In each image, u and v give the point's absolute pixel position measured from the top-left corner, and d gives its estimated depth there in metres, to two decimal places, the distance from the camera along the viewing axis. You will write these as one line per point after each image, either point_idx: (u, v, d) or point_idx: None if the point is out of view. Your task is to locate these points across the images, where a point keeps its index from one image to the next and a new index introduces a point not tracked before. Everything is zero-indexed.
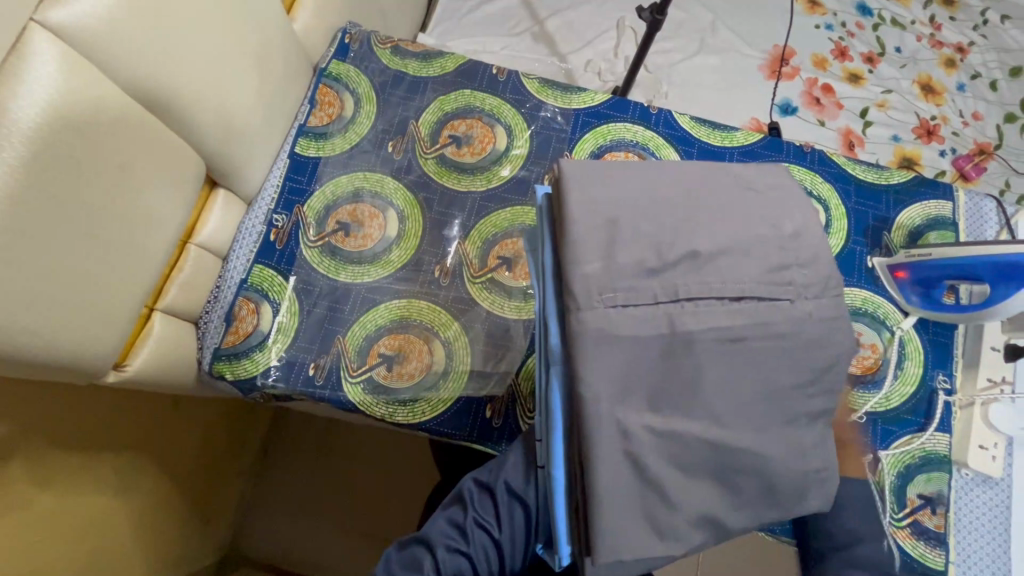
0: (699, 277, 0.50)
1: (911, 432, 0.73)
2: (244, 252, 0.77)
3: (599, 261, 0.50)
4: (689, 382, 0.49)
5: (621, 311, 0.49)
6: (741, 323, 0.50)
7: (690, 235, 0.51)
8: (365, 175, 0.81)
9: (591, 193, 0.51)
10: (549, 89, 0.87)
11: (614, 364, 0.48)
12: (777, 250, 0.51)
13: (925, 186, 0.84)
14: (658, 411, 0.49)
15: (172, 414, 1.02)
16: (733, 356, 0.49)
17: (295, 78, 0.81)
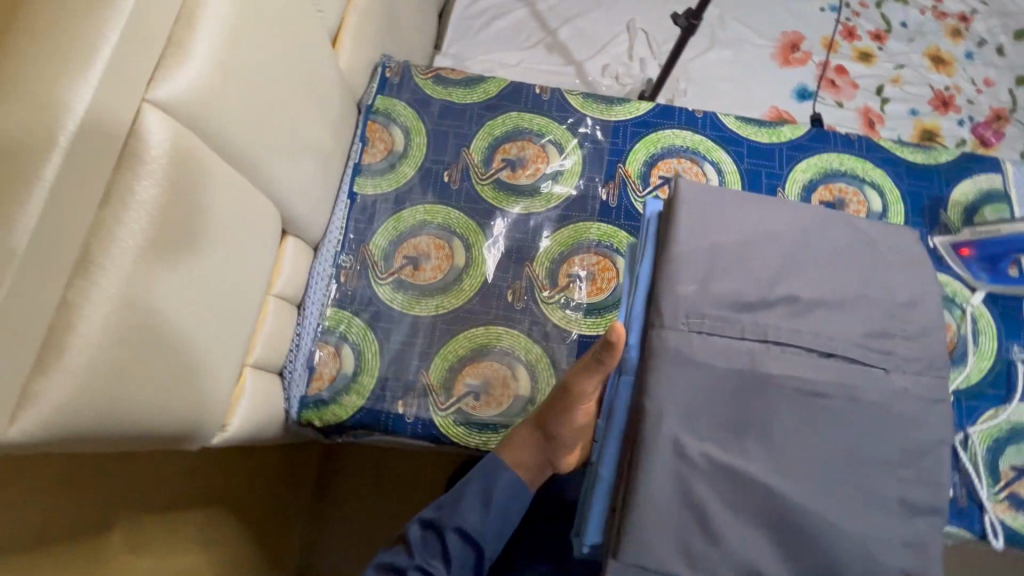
0: (785, 321, 0.55)
1: (995, 406, 0.75)
2: (318, 297, 0.78)
3: (698, 284, 0.56)
4: (758, 425, 0.51)
5: (706, 339, 0.54)
6: (824, 370, 0.53)
7: (779, 272, 0.56)
8: (426, 208, 0.82)
9: (702, 219, 0.58)
10: (593, 103, 0.87)
11: (694, 386, 0.52)
12: (881, 313, 0.55)
13: (973, 162, 0.85)
14: (724, 446, 0.51)
15: (244, 462, 1.01)
16: (808, 406, 0.52)
17: (347, 119, 0.81)
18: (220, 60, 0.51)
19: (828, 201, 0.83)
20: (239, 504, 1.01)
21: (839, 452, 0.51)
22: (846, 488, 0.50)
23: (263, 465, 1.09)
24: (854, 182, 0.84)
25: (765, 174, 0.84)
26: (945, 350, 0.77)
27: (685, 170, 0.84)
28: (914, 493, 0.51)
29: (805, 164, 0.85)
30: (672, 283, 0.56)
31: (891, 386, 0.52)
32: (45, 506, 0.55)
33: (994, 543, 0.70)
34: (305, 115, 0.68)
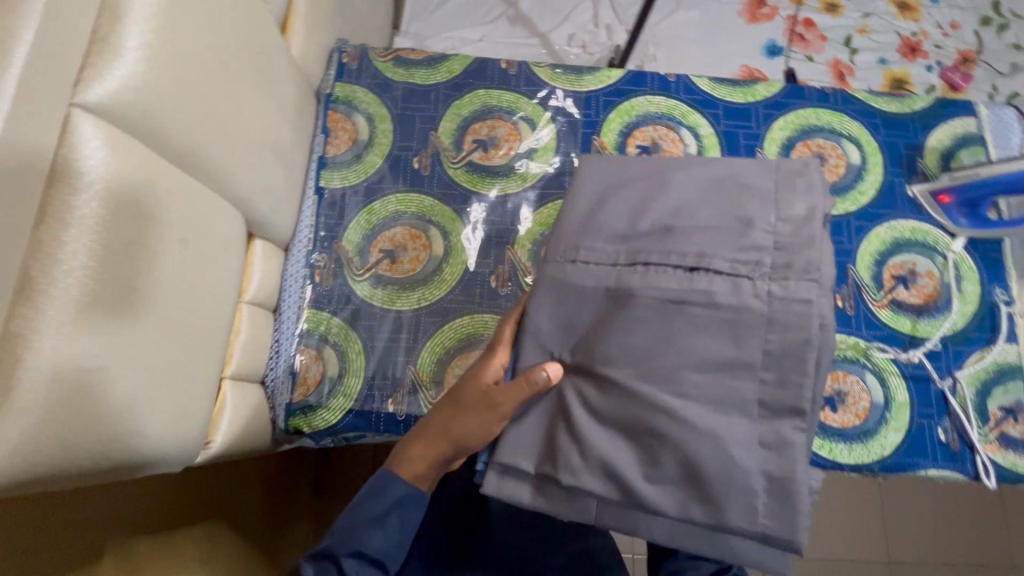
0: (660, 240, 0.48)
1: (981, 348, 0.75)
2: (294, 300, 0.74)
3: (582, 218, 0.53)
4: (614, 336, 0.47)
5: (580, 265, 0.50)
6: (686, 279, 0.46)
7: (665, 202, 0.51)
8: (398, 198, 0.79)
9: (601, 168, 0.56)
10: (562, 74, 0.84)
11: (568, 309, 0.50)
12: (767, 226, 0.47)
13: (947, 107, 0.84)
14: (585, 360, 0.49)
15: (233, 473, 0.99)
16: (667, 314, 0.46)
17: (305, 110, 0.77)
18: (155, 54, 0.47)
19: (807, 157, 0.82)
20: (235, 518, 0.99)
21: (708, 362, 0.45)
22: (720, 394, 0.45)
23: (253, 475, 1.06)
24: (831, 136, 0.83)
25: (743, 135, 0.83)
26: (930, 298, 0.77)
27: (662, 138, 0.82)
28: (781, 396, 0.44)
29: (781, 121, 0.83)
30: (559, 222, 0.54)
31: (753, 290, 0.45)
32: (22, 546, 0.52)
33: (987, 483, 0.71)
34: (258, 109, 0.63)
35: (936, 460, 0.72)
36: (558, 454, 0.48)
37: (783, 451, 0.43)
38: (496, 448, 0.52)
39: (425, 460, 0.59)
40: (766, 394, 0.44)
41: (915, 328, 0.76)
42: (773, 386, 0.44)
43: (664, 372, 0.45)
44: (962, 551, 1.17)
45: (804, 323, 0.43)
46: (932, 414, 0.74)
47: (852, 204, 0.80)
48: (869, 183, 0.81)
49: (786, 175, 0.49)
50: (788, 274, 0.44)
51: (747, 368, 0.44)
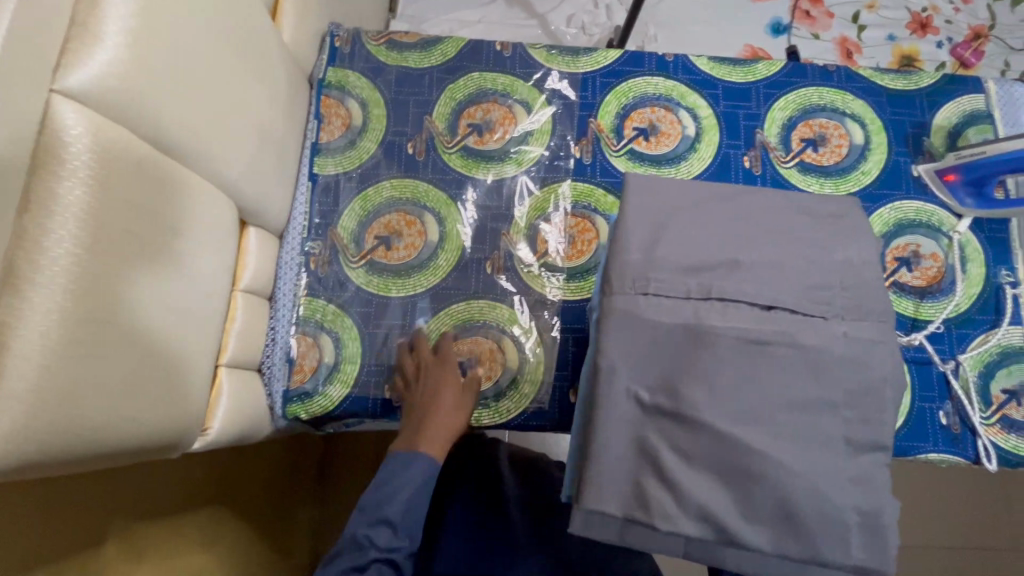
0: (728, 279, 0.56)
1: (985, 331, 0.74)
2: (289, 288, 0.74)
3: (644, 252, 0.58)
4: (696, 371, 0.52)
5: (655, 300, 0.56)
6: (759, 320, 0.54)
7: (723, 244, 0.59)
8: (393, 183, 0.78)
9: (652, 203, 0.62)
10: (559, 56, 0.82)
11: (643, 344, 0.55)
12: (819, 272, 0.57)
13: (955, 84, 0.82)
14: (669, 399, 0.53)
15: (237, 461, 1.01)
16: (749, 352, 0.52)
17: (296, 96, 0.76)
18: (137, 39, 0.46)
19: (808, 138, 0.80)
20: (238, 501, 1.00)
21: (781, 393, 0.52)
22: (791, 420, 0.51)
23: (256, 459, 1.07)
24: (834, 116, 0.81)
25: (743, 116, 0.81)
26: (934, 280, 0.76)
27: (660, 119, 0.80)
28: (862, 431, 0.52)
29: (783, 102, 0.81)
30: (622, 250, 0.58)
31: (831, 332, 0.53)
32: (16, 530, 0.52)
33: (988, 466, 0.71)
34: (248, 97, 0.63)
35: (936, 444, 0.72)
36: (652, 501, 0.52)
37: (870, 485, 0.52)
38: (581, 494, 0.54)
39: (416, 431, 0.67)
40: (849, 428, 0.52)
41: (917, 311, 0.75)
42: (855, 422, 0.52)
43: (749, 406, 0.51)
44: (969, 533, 1.16)
45: (877, 363, 0.53)
46: (933, 397, 0.73)
47: (855, 185, 0.79)
48: (872, 163, 0.79)
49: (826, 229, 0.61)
50: (861, 318, 0.55)
51: (828, 404, 0.52)
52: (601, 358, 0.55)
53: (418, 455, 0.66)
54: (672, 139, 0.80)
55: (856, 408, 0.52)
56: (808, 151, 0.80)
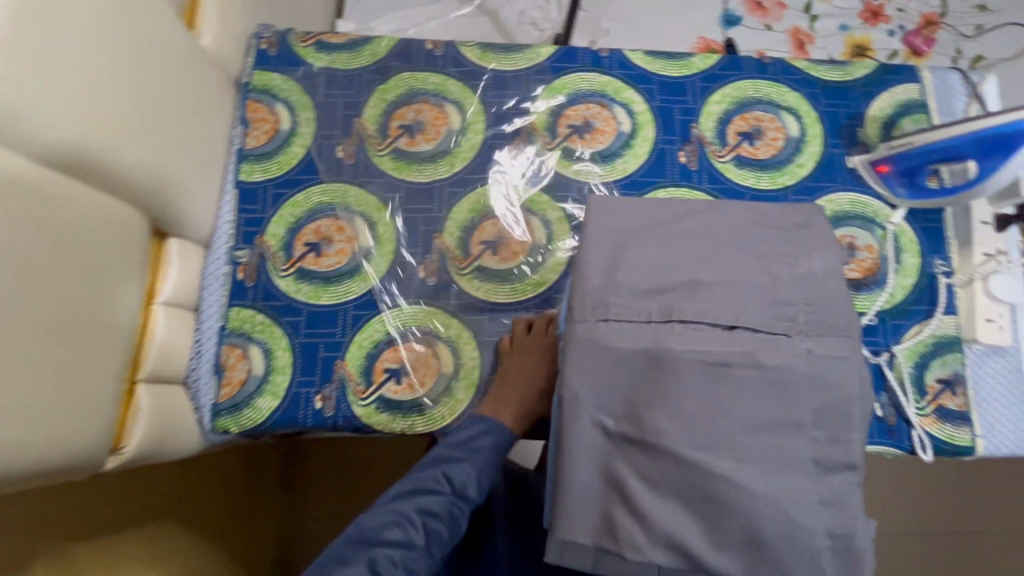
0: (688, 299, 0.55)
1: (919, 321, 0.74)
2: (215, 299, 0.73)
3: (601, 276, 0.57)
4: (657, 397, 0.51)
5: (614, 326, 0.54)
6: (723, 342, 0.52)
7: (682, 262, 0.58)
8: (322, 188, 0.77)
9: (612, 224, 0.60)
10: (493, 54, 0.81)
11: (602, 372, 0.53)
12: (787, 285, 0.55)
13: (891, 73, 0.82)
14: (630, 426, 0.51)
15: (184, 474, 0.97)
16: (710, 375, 0.51)
17: (217, 100, 0.74)
18: (7, 47, 0.44)
19: (745, 131, 0.79)
20: (187, 515, 0.96)
21: (742, 416, 0.50)
22: (756, 442, 0.50)
23: (210, 471, 1.03)
24: (770, 109, 0.80)
25: (679, 111, 0.80)
26: (869, 272, 0.76)
27: (594, 116, 0.79)
28: (830, 451, 0.50)
29: (718, 95, 0.80)
30: (580, 275, 0.58)
31: (794, 350, 0.52)
32: None
33: (923, 457, 0.71)
34: (153, 101, 0.61)
35: (871, 436, 0.72)
36: (619, 529, 0.51)
37: (841, 509, 0.50)
38: (554, 526, 0.53)
39: (499, 403, 0.68)
40: (817, 450, 0.50)
41: (853, 303, 0.75)
42: (823, 443, 0.50)
43: (710, 431, 0.50)
44: (939, 522, 1.16)
45: (843, 378, 0.51)
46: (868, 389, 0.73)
47: (791, 178, 0.78)
48: (807, 155, 0.79)
49: (797, 237, 0.59)
50: (824, 333, 0.53)
51: (794, 425, 0.50)
52: (562, 388, 0.54)
53: (500, 425, 0.67)
54: (607, 136, 0.79)
55: (781, 405, 0.50)
56: (744, 144, 0.79)
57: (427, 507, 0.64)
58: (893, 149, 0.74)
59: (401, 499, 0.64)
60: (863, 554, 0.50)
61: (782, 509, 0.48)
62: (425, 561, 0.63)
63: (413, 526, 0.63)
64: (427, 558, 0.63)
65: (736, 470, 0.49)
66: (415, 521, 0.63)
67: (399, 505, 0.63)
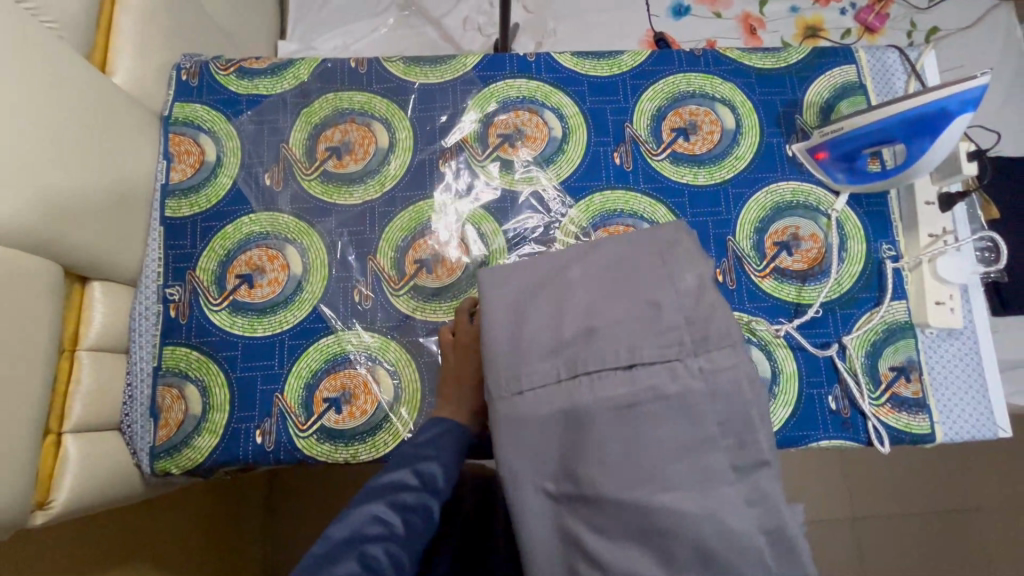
0: (590, 348, 0.49)
1: (869, 309, 0.73)
2: (147, 339, 0.71)
3: (504, 341, 0.51)
4: (584, 453, 0.46)
5: (528, 394, 0.49)
6: (634, 384, 0.46)
7: (577, 306, 0.51)
8: (251, 218, 0.75)
9: (499, 286, 0.54)
10: (418, 68, 0.79)
11: (532, 441, 0.48)
12: (671, 310, 0.48)
13: (825, 56, 0.80)
14: (571, 486, 0.46)
15: (154, 514, 0.89)
16: (626, 421, 0.46)
17: (138, 138, 0.73)
18: None
19: (679, 127, 0.77)
20: (170, 551, 0.91)
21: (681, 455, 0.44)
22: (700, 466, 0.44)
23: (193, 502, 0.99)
24: (704, 102, 0.78)
25: (611, 111, 0.78)
26: (815, 262, 0.74)
27: (525, 123, 0.77)
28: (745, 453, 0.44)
29: (651, 91, 0.78)
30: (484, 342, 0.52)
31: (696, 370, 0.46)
32: None
33: (881, 449, 0.69)
34: (66, 146, 0.60)
35: (827, 430, 0.70)
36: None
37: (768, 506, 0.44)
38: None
39: (452, 402, 0.64)
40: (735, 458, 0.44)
41: (799, 296, 0.73)
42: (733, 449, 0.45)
43: (642, 471, 0.44)
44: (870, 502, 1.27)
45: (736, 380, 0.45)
46: (821, 382, 0.71)
47: (729, 171, 0.76)
48: (745, 147, 0.77)
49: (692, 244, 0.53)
50: (710, 346, 0.46)
51: (708, 442, 0.44)
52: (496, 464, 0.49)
53: (457, 424, 0.62)
54: (539, 142, 0.77)
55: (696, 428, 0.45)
56: (679, 141, 0.77)
57: (405, 502, 0.56)
58: (827, 136, 0.72)
59: (376, 496, 0.56)
60: (797, 542, 0.44)
61: (722, 522, 0.43)
62: (409, 558, 0.54)
63: (391, 520, 0.55)
64: (410, 558, 0.54)
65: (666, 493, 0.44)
66: (391, 515, 0.55)
67: (371, 504, 0.55)
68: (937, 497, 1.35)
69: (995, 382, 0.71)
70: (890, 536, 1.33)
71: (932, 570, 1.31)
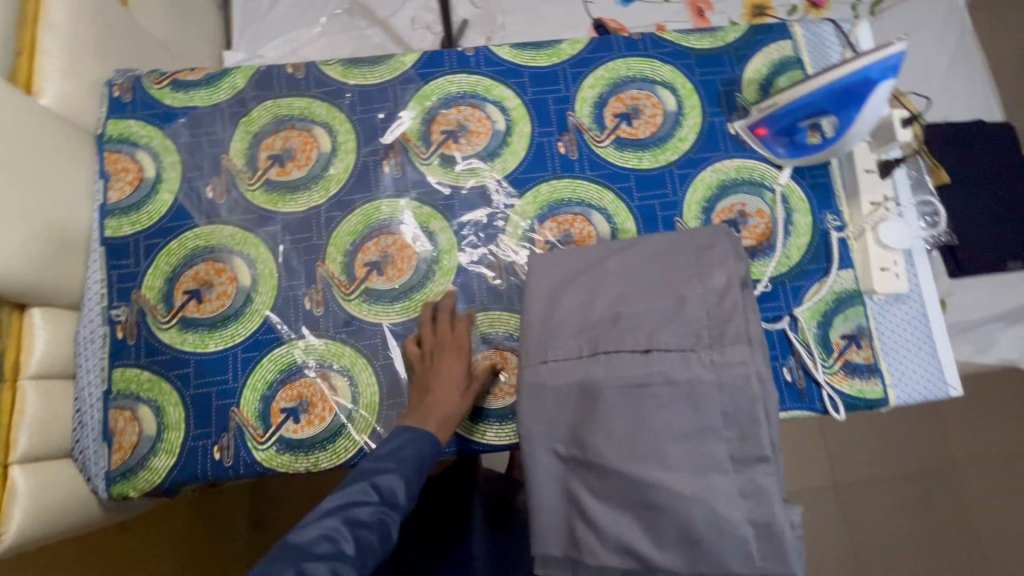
0: (613, 331, 0.54)
1: (818, 280, 0.74)
2: (94, 362, 0.70)
3: (540, 322, 0.58)
4: (592, 422, 0.52)
5: (552, 366, 0.55)
6: (643, 362, 0.52)
7: (612, 293, 0.57)
8: (196, 232, 0.74)
9: (555, 272, 0.60)
10: (356, 69, 0.78)
11: (549, 413, 0.55)
12: (696, 305, 0.53)
13: (761, 33, 0.80)
14: (579, 451, 0.52)
15: (114, 546, 0.85)
16: (634, 398, 0.51)
17: (70, 158, 0.71)
18: None
19: (622, 113, 0.77)
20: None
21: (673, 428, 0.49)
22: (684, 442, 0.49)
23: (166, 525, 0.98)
24: (644, 85, 0.78)
25: (553, 101, 0.78)
26: (762, 237, 0.74)
27: (467, 118, 0.77)
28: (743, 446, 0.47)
29: (592, 78, 0.78)
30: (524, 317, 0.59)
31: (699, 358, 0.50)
32: None
33: (836, 416, 0.70)
34: None
35: (784, 401, 0.71)
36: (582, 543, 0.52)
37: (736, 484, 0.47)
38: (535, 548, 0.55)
39: (422, 399, 0.65)
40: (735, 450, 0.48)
41: (749, 271, 0.74)
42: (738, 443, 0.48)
43: (639, 449, 0.49)
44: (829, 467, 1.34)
45: (736, 366, 0.49)
46: (776, 355, 0.72)
47: (673, 153, 0.76)
48: (687, 127, 0.77)
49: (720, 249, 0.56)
50: (724, 343, 0.50)
51: (709, 430, 0.49)
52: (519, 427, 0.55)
53: (425, 431, 0.63)
54: (483, 137, 0.77)
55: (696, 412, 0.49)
56: (622, 126, 0.77)
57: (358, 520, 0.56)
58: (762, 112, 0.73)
59: (329, 514, 0.57)
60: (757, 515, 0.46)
61: (712, 507, 0.46)
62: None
63: (343, 537, 0.54)
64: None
65: (662, 470, 0.48)
66: (343, 532, 0.55)
67: (326, 520, 0.56)
68: (910, 459, 1.37)
69: (944, 344, 0.72)
70: (866, 500, 1.35)
71: (912, 529, 1.34)
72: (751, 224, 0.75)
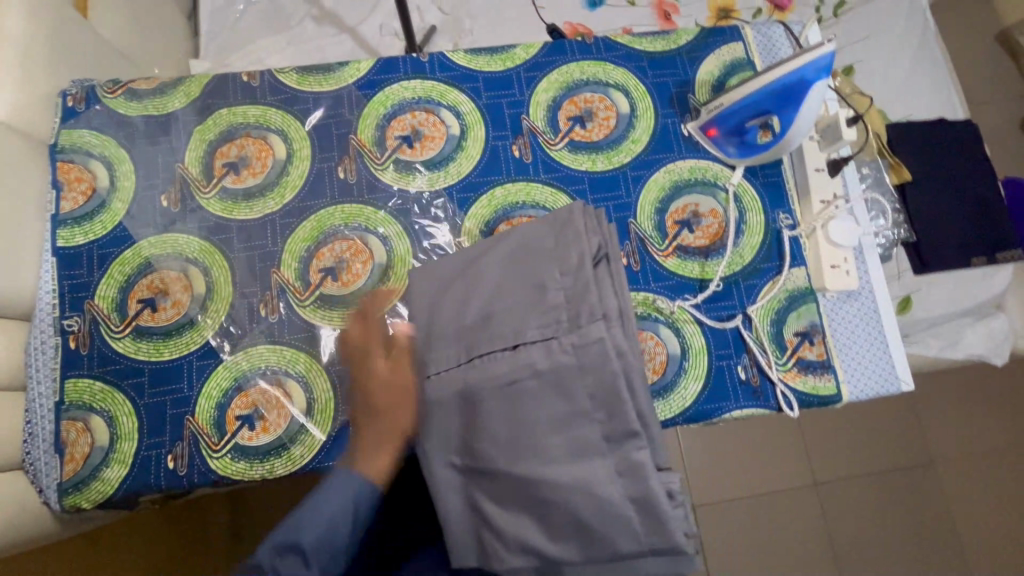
0: (482, 335, 0.57)
1: (771, 278, 0.74)
2: (46, 373, 0.69)
3: (419, 333, 0.60)
4: (479, 429, 0.54)
5: (434, 378, 0.57)
6: (511, 358, 0.54)
7: (479, 298, 0.59)
8: (152, 241, 0.74)
9: (429, 282, 0.63)
10: (311, 77, 0.79)
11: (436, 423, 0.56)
12: (554, 290, 0.56)
13: (713, 35, 0.81)
14: (471, 459, 0.54)
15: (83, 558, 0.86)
16: (508, 395, 0.53)
17: (20, 168, 0.71)
18: None
19: (575, 116, 0.78)
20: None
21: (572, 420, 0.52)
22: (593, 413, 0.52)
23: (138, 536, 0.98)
24: (598, 88, 0.79)
25: (507, 105, 0.78)
26: (715, 237, 0.75)
27: (422, 124, 0.77)
28: None
29: (546, 82, 0.79)
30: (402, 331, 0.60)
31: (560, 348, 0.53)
32: None
33: (790, 414, 0.71)
34: None
35: (738, 400, 0.71)
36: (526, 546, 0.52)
37: None
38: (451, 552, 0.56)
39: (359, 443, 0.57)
40: (606, 427, 0.52)
41: (703, 271, 0.74)
42: (608, 421, 0.52)
43: (526, 448, 0.52)
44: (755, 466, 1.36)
45: (602, 347, 0.52)
46: (730, 354, 0.72)
47: (627, 155, 0.77)
48: (641, 130, 0.78)
49: (564, 227, 0.59)
50: (579, 321, 0.54)
51: (580, 415, 0.52)
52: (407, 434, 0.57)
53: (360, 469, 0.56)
54: (437, 142, 0.77)
55: (566, 400, 0.52)
56: (576, 129, 0.78)
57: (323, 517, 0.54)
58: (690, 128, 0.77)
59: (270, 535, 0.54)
60: None
61: None
62: None
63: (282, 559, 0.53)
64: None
65: None
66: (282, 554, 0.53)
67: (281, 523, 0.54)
68: (885, 456, 1.38)
69: (895, 340, 0.73)
70: (844, 498, 1.36)
71: (890, 525, 1.35)
72: (690, 223, 0.75)
